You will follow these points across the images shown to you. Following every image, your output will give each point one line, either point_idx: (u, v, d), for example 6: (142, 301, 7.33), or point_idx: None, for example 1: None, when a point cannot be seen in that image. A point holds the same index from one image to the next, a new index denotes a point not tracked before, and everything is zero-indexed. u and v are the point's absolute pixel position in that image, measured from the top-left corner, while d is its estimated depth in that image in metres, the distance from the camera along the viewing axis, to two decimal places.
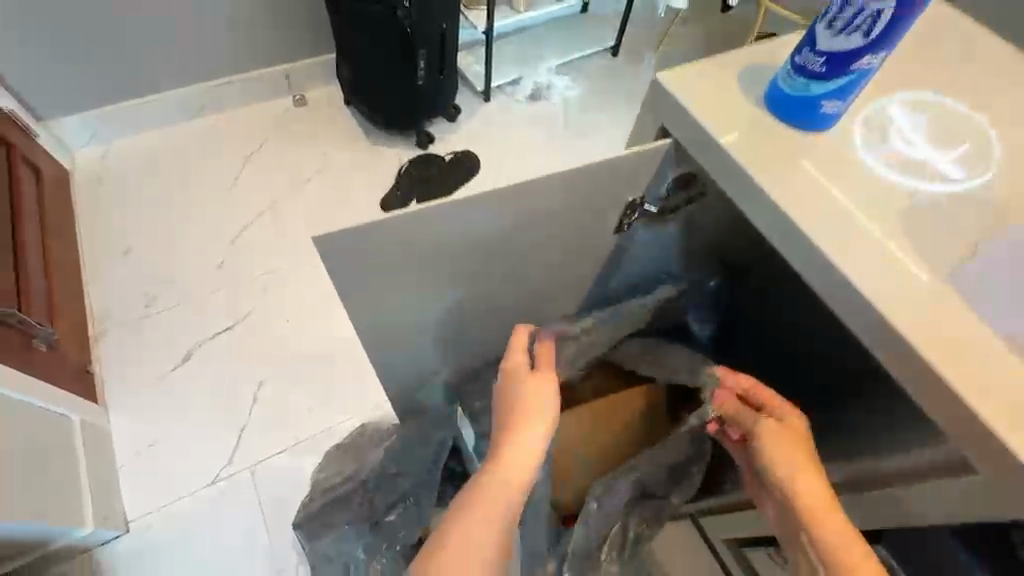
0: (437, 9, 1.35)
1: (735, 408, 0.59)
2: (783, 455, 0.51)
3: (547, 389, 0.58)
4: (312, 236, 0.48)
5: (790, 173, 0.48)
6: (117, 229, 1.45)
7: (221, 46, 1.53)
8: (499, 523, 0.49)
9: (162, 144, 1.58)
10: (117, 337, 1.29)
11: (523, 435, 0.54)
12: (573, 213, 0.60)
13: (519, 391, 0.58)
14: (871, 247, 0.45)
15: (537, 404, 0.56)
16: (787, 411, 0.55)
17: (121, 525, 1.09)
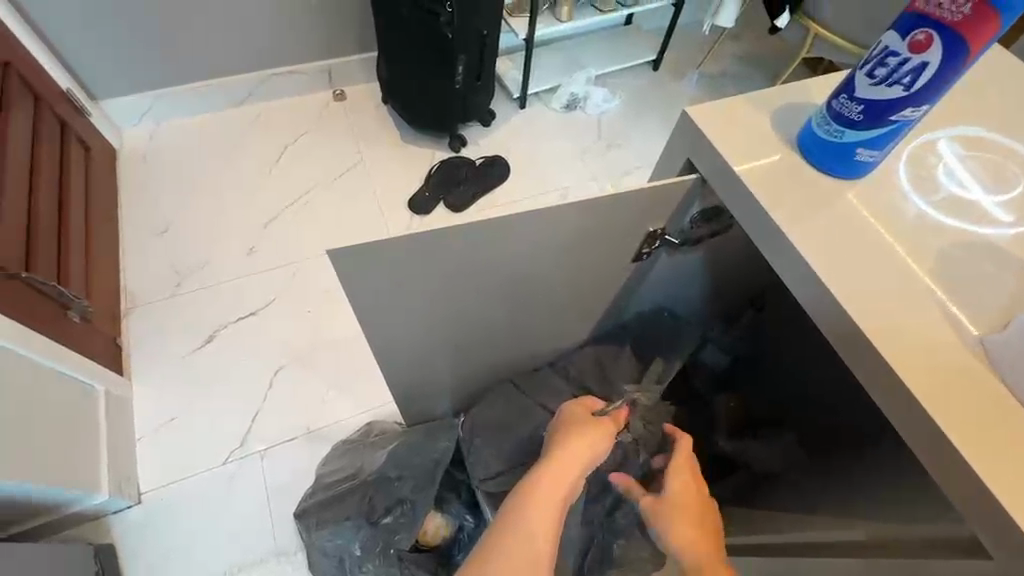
0: (477, 16, 1.36)
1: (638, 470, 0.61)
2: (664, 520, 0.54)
3: (594, 424, 0.61)
4: (330, 252, 0.48)
5: (808, 217, 0.47)
6: (157, 208, 1.50)
7: (269, 38, 1.57)
8: (536, 540, 0.52)
9: (205, 129, 1.63)
10: (147, 313, 1.34)
11: (571, 471, 0.57)
12: (597, 238, 0.58)
13: (575, 427, 0.61)
14: (886, 304, 0.45)
15: (593, 441, 0.59)
16: (680, 479, 0.57)
17: (133, 496, 1.12)
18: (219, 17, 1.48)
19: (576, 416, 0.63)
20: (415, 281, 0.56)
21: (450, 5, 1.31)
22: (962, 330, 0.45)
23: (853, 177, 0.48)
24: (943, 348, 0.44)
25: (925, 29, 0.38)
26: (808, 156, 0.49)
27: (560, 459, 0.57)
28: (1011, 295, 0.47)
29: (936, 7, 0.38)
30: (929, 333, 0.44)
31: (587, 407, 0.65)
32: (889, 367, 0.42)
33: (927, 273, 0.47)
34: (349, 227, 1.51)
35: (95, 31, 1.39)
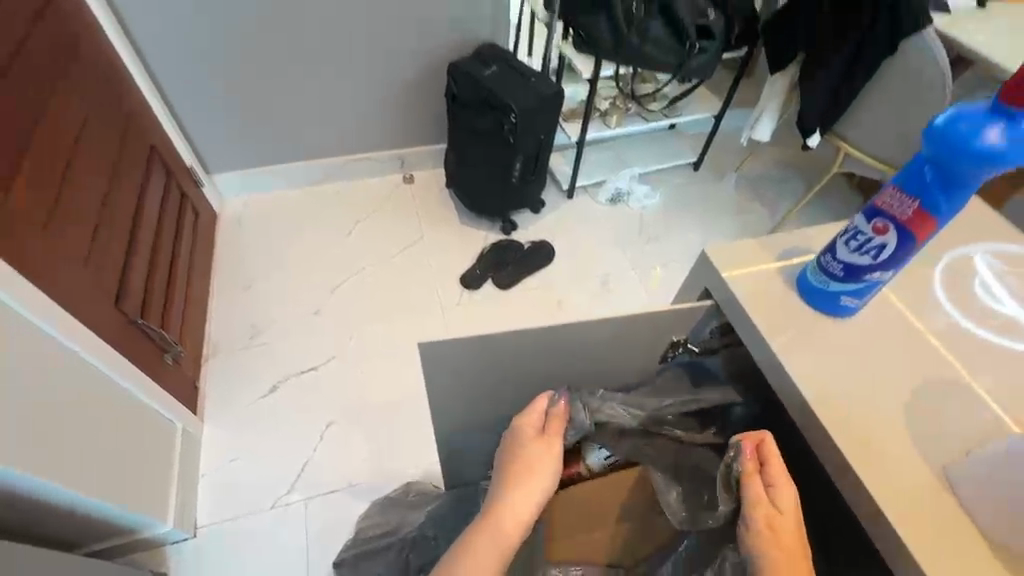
0: (537, 125, 1.58)
1: (752, 475, 0.48)
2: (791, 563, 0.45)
3: (542, 452, 0.56)
4: (422, 343, 0.60)
5: (801, 347, 0.55)
6: (244, 268, 1.72)
7: (357, 131, 1.84)
8: None
9: (293, 202, 1.89)
10: (223, 360, 1.51)
11: (519, 521, 0.53)
12: (627, 343, 0.68)
13: (523, 461, 0.56)
14: (866, 429, 0.51)
15: (543, 480, 0.55)
16: (784, 487, 0.48)
17: (191, 528, 1.22)
18: (319, 114, 1.76)
19: (525, 438, 0.57)
20: (472, 370, 0.66)
21: (514, 115, 1.52)
22: (929, 457, 0.50)
23: (841, 316, 0.57)
24: (912, 468, 0.49)
25: (883, 220, 0.48)
26: (802, 296, 0.58)
27: (506, 510, 0.53)
28: (978, 433, 0.52)
29: (889, 207, 0.48)
30: (907, 455, 0.50)
31: (537, 420, 0.59)
32: (865, 488, 0.48)
33: (908, 403, 0.53)
34: (406, 296, 1.68)
35: (219, 121, 1.68)
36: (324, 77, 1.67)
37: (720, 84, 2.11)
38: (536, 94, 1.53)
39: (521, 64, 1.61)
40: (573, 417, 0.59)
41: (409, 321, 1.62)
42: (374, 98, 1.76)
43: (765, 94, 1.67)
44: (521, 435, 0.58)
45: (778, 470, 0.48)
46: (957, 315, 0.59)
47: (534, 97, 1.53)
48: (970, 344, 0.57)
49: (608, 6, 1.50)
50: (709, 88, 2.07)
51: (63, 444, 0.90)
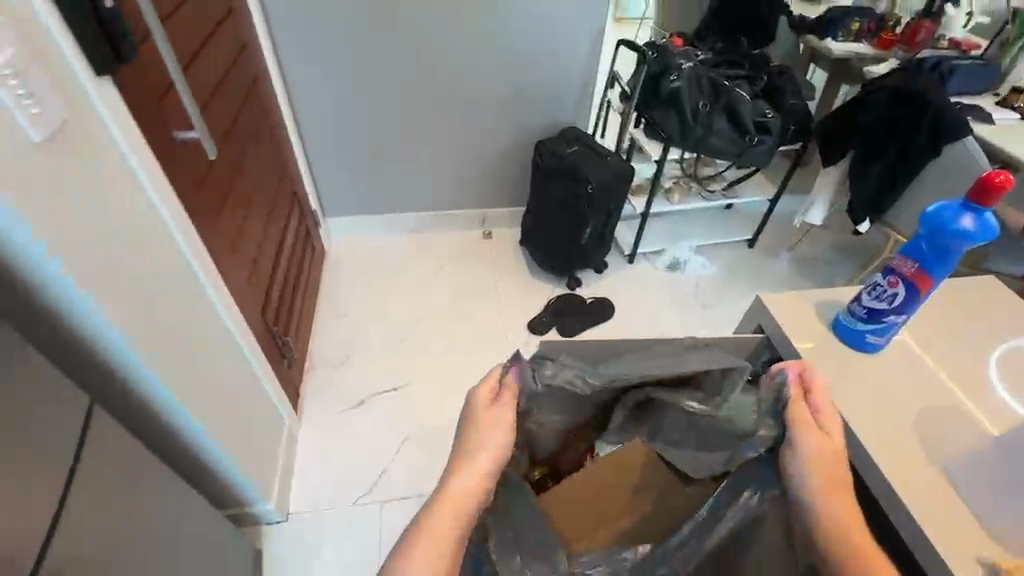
0: (609, 195, 1.82)
1: (799, 402, 0.60)
2: (832, 476, 0.56)
3: (499, 421, 0.58)
4: None
5: (837, 374, 0.70)
6: (343, 298, 1.99)
7: (450, 191, 2.14)
8: (439, 555, 0.52)
9: (388, 246, 2.18)
10: (320, 373, 1.74)
11: (477, 482, 0.56)
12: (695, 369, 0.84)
13: (481, 427, 0.58)
14: (888, 435, 0.65)
15: (500, 440, 0.58)
16: (827, 416, 0.59)
17: (284, 512, 1.40)
18: (422, 175, 2.08)
19: (480, 406, 0.60)
20: None
21: (590, 188, 1.78)
22: (936, 459, 0.63)
23: (871, 351, 0.72)
24: (923, 468, 0.62)
25: (893, 274, 0.65)
26: (837, 334, 0.74)
27: (467, 473, 0.56)
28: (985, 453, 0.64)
29: (894, 264, 0.65)
30: (923, 459, 0.63)
31: (489, 391, 0.61)
32: (885, 477, 0.62)
33: (926, 423, 0.66)
34: (479, 335, 1.88)
35: (343, 175, 2.03)
36: (432, 146, 2.00)
37: (776, 173, 2.31)
38: (613, 170, 1.78)
39: (599, 145, 1.88)
40: (525, 387, 0.61)
41: (479, 358, 1.82)
42: (470, 165, 2.08)
43: (818, 183, 1.85)
44: (476, 404, 0.60)
45: (821, 398, 0.60)
46: (970, 364, 0.73)
47: (608, 172, 1.78)
48: (971, 384, 0.70)
49: (680, 103, 1.76)
50: (766, 175, 2.27)
51: (229, 411, 1.13)
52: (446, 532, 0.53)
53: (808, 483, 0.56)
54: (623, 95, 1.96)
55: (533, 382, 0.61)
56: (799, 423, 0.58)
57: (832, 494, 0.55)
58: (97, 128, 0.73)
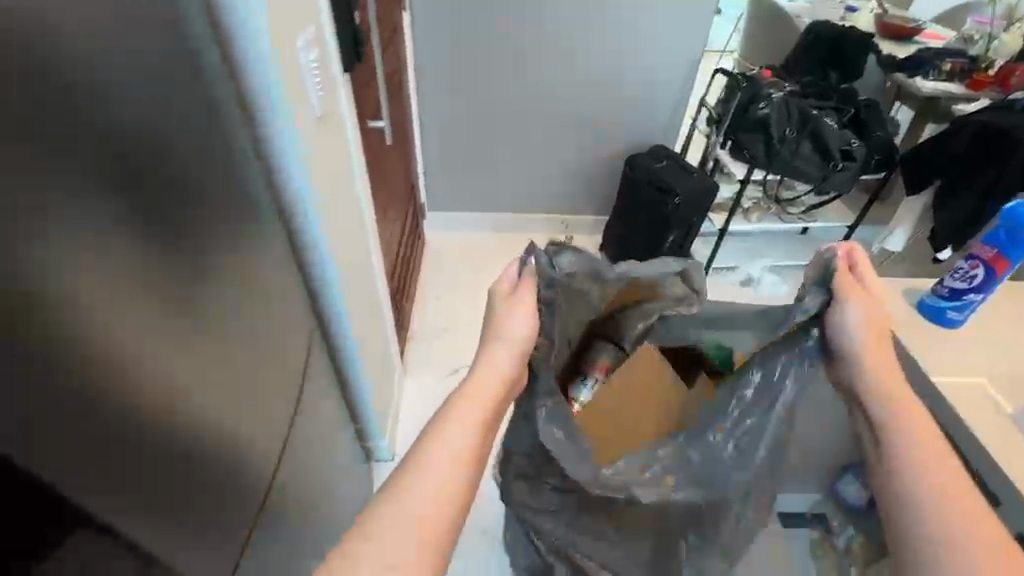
0: (693, 207, 1.97)
1: (849, 278, 0.69)
2: (876, 345, 0.67)
3: (513, 326, 0.65)
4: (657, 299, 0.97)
5: (915, 338, 0.84)
6: (439, 281, 2.21)
7: (541, 195, 2.35)
8: (465, 445, 0.57)
9: (480, 240, 2.41)
10: (419, 344, 1.96)
11: (495, 379, 0.62)
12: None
13: (498, 333, 0.65)
14: (958, 385, 0.78)
15: (518, 341, 0.64)
16: (874, 294, 0.69)
17: (391, 454, 1.62)
18: (519, 178, 2.30)
19: (500, 314, 0.66)
20: None
21: (676, 200, 1.94)
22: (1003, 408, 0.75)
23: (952, 324, 0.86)
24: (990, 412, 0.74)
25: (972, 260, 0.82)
26: (919, 311, 0.88)
27: (485, 371, 0.62)
28: None
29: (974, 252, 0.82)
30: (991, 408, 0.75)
31: (507, 291, 0.67)
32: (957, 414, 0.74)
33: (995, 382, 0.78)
34: None
35: (450, 174, 2.28)
36: (531, 152, 2.23)
37: (855, 201, 2.39)
38: (699, 186, 1.95)
39: (686, 163, 2.06)
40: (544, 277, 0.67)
41: None
42: (562, 173, 2.28)
43: (901, 211, 1.94)
44: (497, 313, 0.66)
45: (867, 271, 0.70)
46: None
47: (695, 187, 1.94)
48: None
49: (766, 127, 1.91)
50: (844, 204, 2.36)
51: (372, 353, 1.36)
52: (470, 425, 0.58)
53: (857, 333, 0.67)
54: (711, 119, 2.12)
55: (550, 267, 0.67)
56: (848, 292, 0.68)
57: (876, 359, 0.66)
58: (339, 111, 0.98)
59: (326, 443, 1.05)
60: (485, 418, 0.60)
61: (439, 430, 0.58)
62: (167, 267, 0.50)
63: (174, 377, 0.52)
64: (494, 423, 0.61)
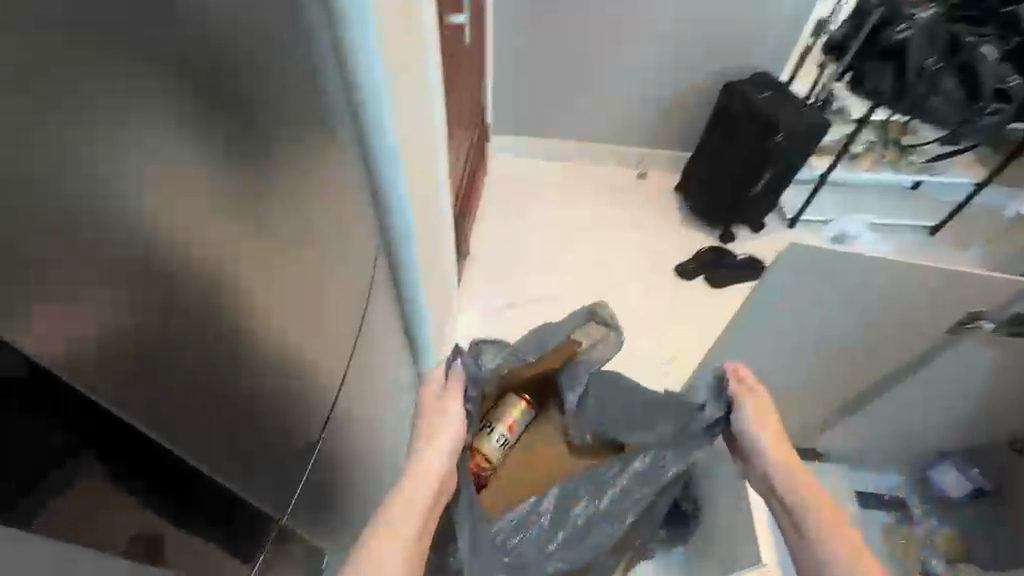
0: (795, 147, 1.75)
1: (740, 389, 0.89)
2: (774, 444, 0.84)
3: (442, 424, 0.77)
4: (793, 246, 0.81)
5: None
6: (499, 209, 2.05)
7: (618, 123, 2.11)
8: (406, 534, 0.65)
9: (543, 167, 2.19)
10: (476, 273, 1.87)
11: (425, 476, 0.71)
12: (928, 295, 0.88)
13: (427, 438, 0.76)
14: None
15: (441, 444, 0.75)
16: (760, 403, 0.88)
17: None
18: (595, 101, 2.05)
19: (427, 415, 0.79)
20: (810, 278, 0.89)
21: (778, 138, 1.72)
22: None
23: None
24: None
25: None
26: None
27: (416, 466, 0.72)
28: None
29: None
30: None
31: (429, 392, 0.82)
32: None
33: None
34: (629, 269, 1.94)
35: (518, 90, 2.04)
36: (615, 72, 1.96)
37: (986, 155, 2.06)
38: (805, 122, 1.71)
39: (793, 94, 1.78)
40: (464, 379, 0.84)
41: (627, 289, 1.89)
42: (646, 99, 2.02)
43: None
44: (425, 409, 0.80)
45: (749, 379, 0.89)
46: None
47: (803, 123, 1.71)
48: None
49: (902, 57, 1.62)
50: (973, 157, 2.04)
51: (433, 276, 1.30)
52: (410, 522, 0.66)
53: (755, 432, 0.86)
54: (833, 44, 1.80)
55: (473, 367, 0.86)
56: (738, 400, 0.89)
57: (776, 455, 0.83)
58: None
59: (386, 369, 1.02)
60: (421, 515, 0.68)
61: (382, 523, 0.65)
62: (235, 177, 0.44)
63: (259, 307, 0.51)
64: (430, 513, 0.70)
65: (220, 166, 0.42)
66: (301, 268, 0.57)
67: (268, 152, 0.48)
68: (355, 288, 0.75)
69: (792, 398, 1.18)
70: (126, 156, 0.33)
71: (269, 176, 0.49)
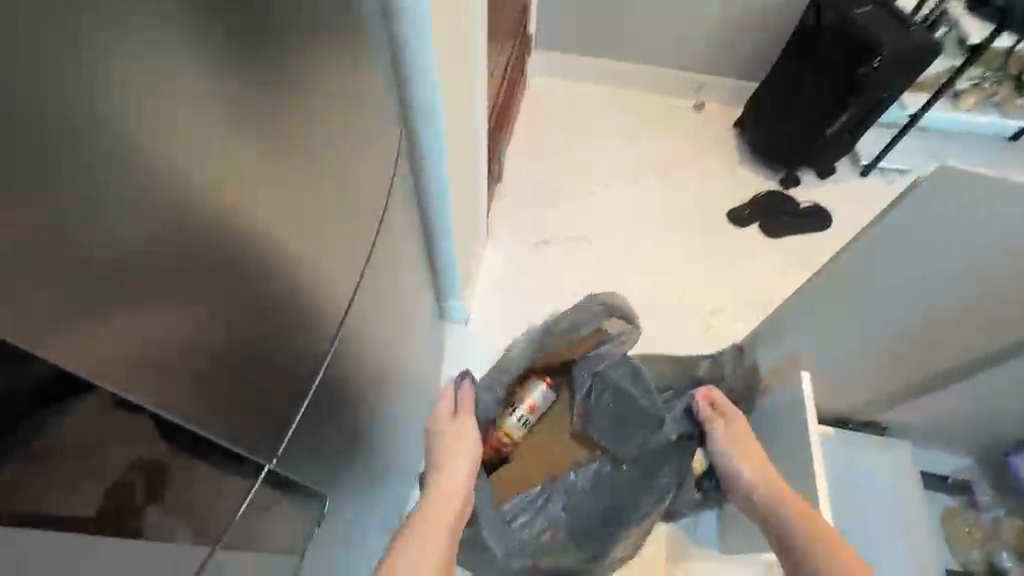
0: (892, 78, 1.48)
1: (711, 411, 0.97)
2: (748, 462, 0.91)
3: (457, 443, 0.87)
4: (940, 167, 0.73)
5: None
6: (537, 135, 1.84)
7: (681, 43, 1.84)
8: (434, 541, 0.75)
9: (588, 90, 1.95)
10: (506, 204, 1.70)
11: (451, 495, 0.81)
12: None
13: (442, 456, 0.85)
14: None
15: (458, 461, 0.85)
16: (735, 421, 0.95)
17: (466, 317, 1.49)
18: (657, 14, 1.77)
19: (439, 438, 0.88)
20: (942, 224, 0.79)
21: (873, 65, 1.44)
22: None
23: None
24: None
25: None
26: None
27: (441, 483, 0.82)
28: None
29: None
30: None
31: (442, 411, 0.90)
32: None
33: None
34: (675, 211, 1.74)
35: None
36: None
37: None
38: (912, 46, 1.42)
39: (900, 10, 1.49)
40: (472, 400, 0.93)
41: (671, 232, 1.71)
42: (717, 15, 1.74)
43: None
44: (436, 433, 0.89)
45: (719, 400, 0.98)
46: None
47: (907, 47, 1.42)
48: None
49: None
50: None
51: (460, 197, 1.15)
52: (436, 531, 0.76)
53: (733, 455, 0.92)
54: None
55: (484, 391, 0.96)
56: (711, 423, 0.96)
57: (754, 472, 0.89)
58: None
59: (403, 297, 0.90)
60: (447, 523, 0.78)
61: (413, 532, 0.76)
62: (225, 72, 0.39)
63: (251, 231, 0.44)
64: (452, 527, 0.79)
65: (221, 58, 0.38)
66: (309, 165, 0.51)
67: (269, 34, 0.43)
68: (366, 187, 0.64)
69: (866, 361, 1.04)
70: (110, 42, 0.30)
71: (271, 66, 0.43)
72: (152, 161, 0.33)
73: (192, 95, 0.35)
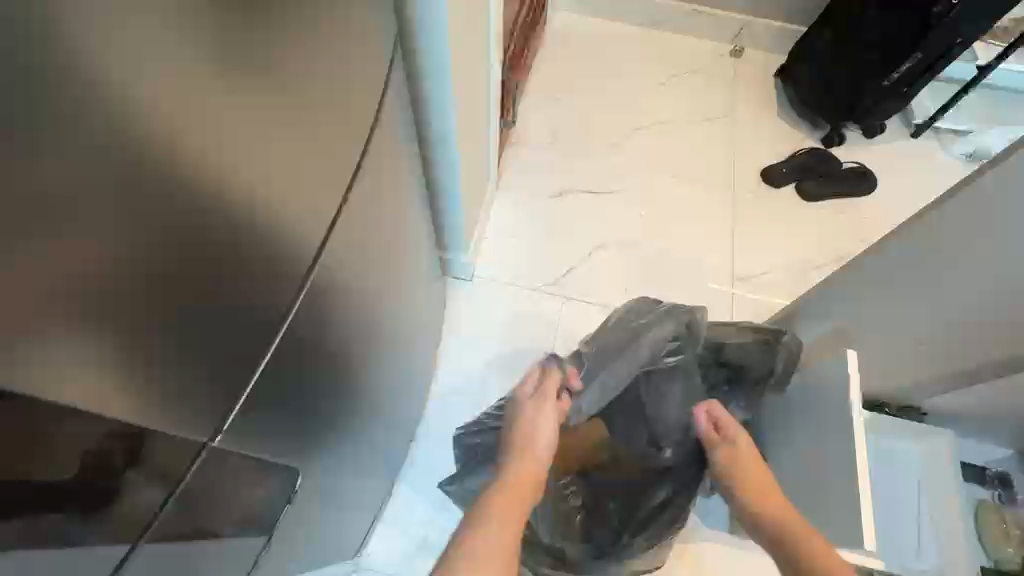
0: (970, 21, 1.30)
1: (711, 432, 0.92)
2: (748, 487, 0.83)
3: (543, 423, 0.86)
4: None
5: None
6: (555, 77, 1.66)
7: None
8: (506, 528, 0.68)
9: (615, 29, 1.76)
10: (519, 153, 1.55)
11: (537, 470, 0.80)
12: None
13: (525, 436, 0.85)
14: None
15: (546, 439, 0.85)
16: (741, 440, 0.89)
17: (472, 274, 1.39)
18: None
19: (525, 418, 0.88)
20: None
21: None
22: None
23: None
24: None
25: None
26: None
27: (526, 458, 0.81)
28: None
29: None
30: None
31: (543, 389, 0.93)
32: None
33: None
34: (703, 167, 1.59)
35: None
36: None
37: None
38: None
39: None
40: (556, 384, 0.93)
41: (697, 190, 1.57)
42: None
43: None
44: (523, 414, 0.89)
45: (723, 418, 0.92)
46: None
47: None
48: None
49: None
50: None
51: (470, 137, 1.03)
52: (511, 517, 0.70)
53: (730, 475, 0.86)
54: None
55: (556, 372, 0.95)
56: (712, 447, 0.91)
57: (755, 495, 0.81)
58: None
59: (402, 246, 0.80)
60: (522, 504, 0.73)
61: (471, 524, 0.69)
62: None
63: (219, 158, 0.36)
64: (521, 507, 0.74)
65: None
66: (316, 124, 0.46)
67: None
68: (359, 128, 0.55)
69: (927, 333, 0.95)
70: None
71: None
72: (136, 132, 0.30)
73: (174, 58, 0.31)
